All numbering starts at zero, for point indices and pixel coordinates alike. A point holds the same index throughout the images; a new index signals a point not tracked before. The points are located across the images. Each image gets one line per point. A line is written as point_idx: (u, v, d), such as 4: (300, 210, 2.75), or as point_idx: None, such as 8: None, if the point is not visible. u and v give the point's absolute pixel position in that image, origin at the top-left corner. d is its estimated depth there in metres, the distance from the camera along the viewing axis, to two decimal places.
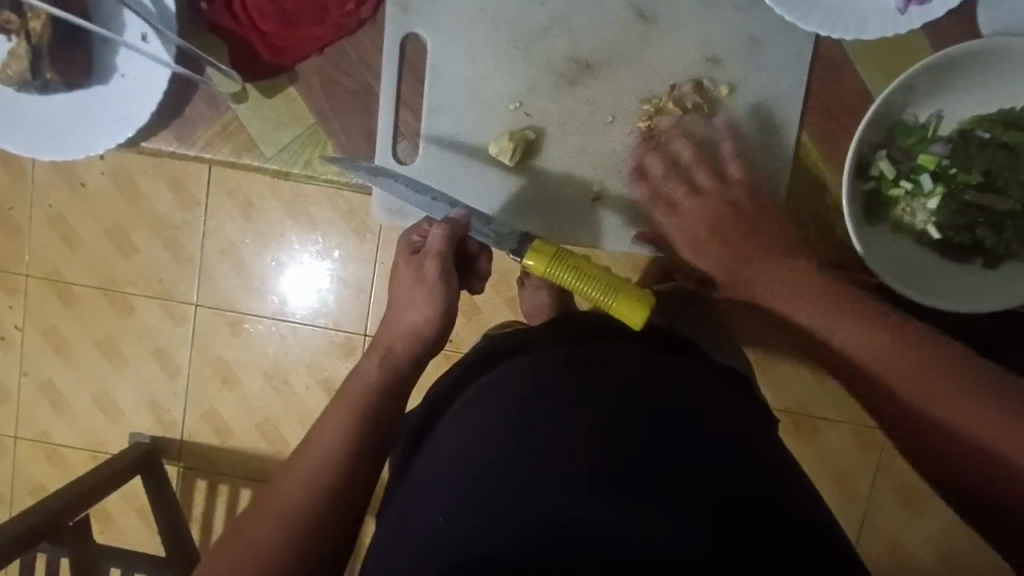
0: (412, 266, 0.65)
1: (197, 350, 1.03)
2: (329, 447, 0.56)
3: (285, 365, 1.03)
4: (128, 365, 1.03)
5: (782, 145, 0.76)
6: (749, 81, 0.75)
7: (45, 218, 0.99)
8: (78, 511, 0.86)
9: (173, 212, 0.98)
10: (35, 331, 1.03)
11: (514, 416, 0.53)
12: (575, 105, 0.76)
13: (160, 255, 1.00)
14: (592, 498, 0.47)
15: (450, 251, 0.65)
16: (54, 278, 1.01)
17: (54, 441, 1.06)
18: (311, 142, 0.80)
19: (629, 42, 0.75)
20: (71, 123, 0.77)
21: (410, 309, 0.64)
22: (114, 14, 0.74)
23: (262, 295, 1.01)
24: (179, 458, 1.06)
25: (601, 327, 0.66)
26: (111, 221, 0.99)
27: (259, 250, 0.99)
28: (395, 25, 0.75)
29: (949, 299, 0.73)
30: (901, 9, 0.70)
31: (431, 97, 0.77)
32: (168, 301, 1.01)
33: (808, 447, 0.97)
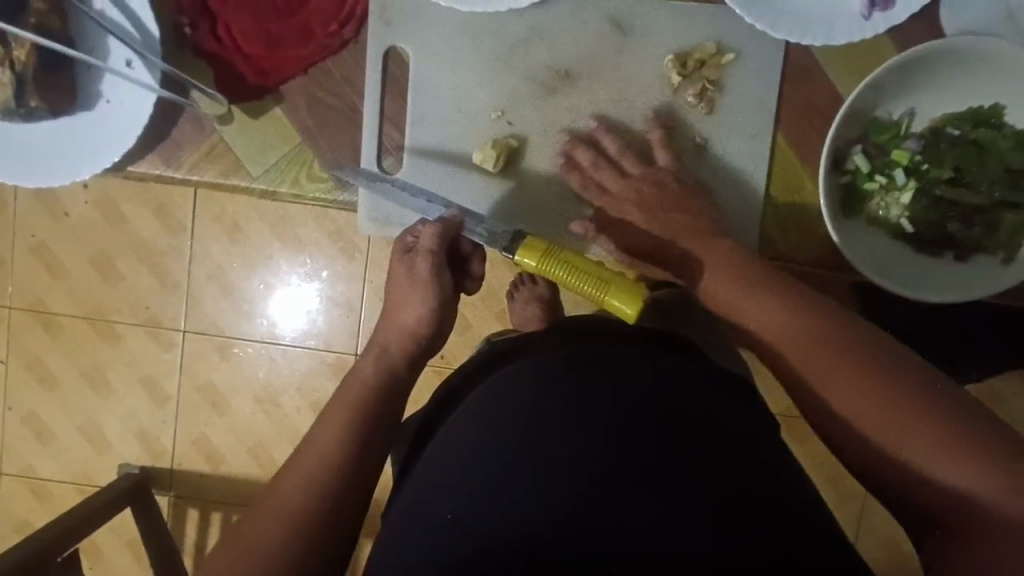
0: (405, 264, 0.66)
1: (186, 376, 1.02)
2: (319, 454, 0.56)
3: (276, 388, 1.02)
4: (115, 393, 1.03)
5: (758, 147, 0.78)
6: (725, 87, 0.77)
7: (28, 249, 0.99)
8: (70, 544, 0.84)
9: (159, 238, 0.98)
10: (19, 363, 1.02)
11: (517, 423, 0.53)
12: (557, 113, 0.78)
13: (146, 282, 1.00)
14: (602, 501, 0.49)
15: (441, 250, 0.66)
16: (37, 308, 1.01)
17: (40, 475, 1.04)
18: (297, 160, 0.81)
19: (608, 51, 0.77)
20: (54, 151, 0.77)
21: (405, 309, 0.65)
22: (98, 42, 0.75)
23: (250, 318, 1.01)
24: (169, 487, 1.05)
25: (598, 326, 0.66)
26: (95, 250, 0.99)
27: (246, 273, 0.99)
28: (378, 40, 0.77)
29: (928, 291, 0.75)
30: (866, 14, 0.73)
31: (415, 108, 0.78)
32: (155, 327, 1.01)
33: (803, 447, 0.98)
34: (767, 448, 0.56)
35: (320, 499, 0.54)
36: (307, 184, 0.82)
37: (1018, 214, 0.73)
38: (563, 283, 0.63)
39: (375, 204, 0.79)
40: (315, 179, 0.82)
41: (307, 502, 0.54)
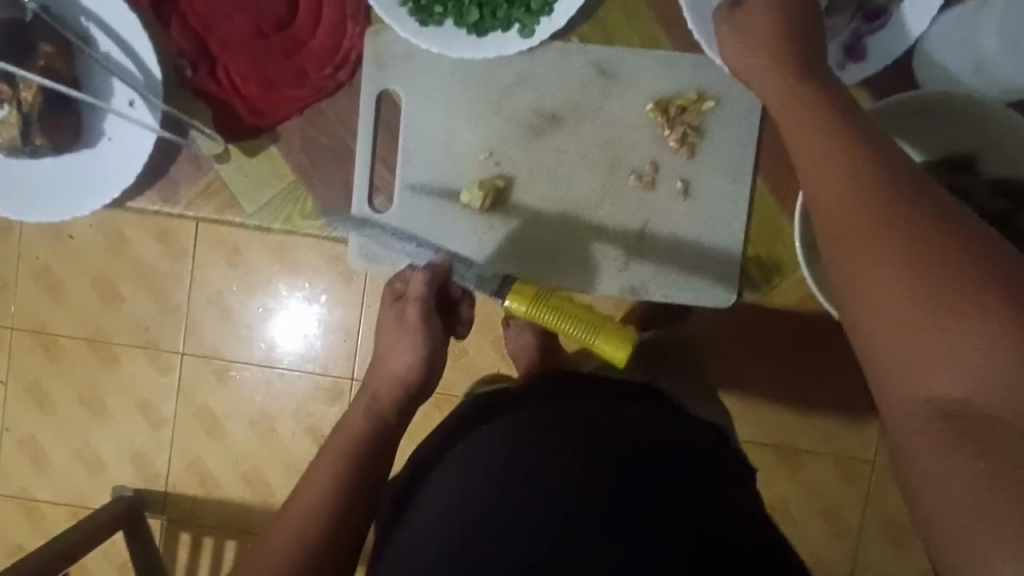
0: (394, 312, 0.64)
1: (182, 399, 1.03)
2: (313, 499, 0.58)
3: (271, 413, 1.03)
4: (112, 416, 1.04)
5: (738, 190, 0.80)
6: (705, 133, 0.79)
7: (32, 272, 1.01)
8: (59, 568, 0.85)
9: (161, 262, 1.00)
10: (19, 385, 1.04)
11: (500, 463, 0.56)
12: (543, 155, 0.80)
13: (147, 305, 1.01)
14: (577, 526, 0.50)
15: (432, 295, 0.65)
16: (39, 330, 1.03)
17: (34, 497, 1.05)
18: (291, 198, 0.83)
19: (592, 95, 0.79)
20: (56, 187, 0.80)
21: (396, 355, 0.64)
22: (103, 83, 0.78)
23: (249, 342, 1.02)
24: (162, 511, 1.05)
25: (579, 382, 0.68)
26: (98, 274, 1.01)
27: (245, 298, 1.01)
28: (370, 81, 0.79)
29: None
30: (841, 64, 0.75)
31: (406, 149, 0.80)
32: (154, 350, 1.02)
33: (790, 481, 0.91)
34: (735, 496, 0.58)
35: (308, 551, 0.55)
36: (300, 221, 0.84)
37: None
38: (553, 328, 0.63)
39: (364, 242, 0.81)
40: (307, 216, 0.84)
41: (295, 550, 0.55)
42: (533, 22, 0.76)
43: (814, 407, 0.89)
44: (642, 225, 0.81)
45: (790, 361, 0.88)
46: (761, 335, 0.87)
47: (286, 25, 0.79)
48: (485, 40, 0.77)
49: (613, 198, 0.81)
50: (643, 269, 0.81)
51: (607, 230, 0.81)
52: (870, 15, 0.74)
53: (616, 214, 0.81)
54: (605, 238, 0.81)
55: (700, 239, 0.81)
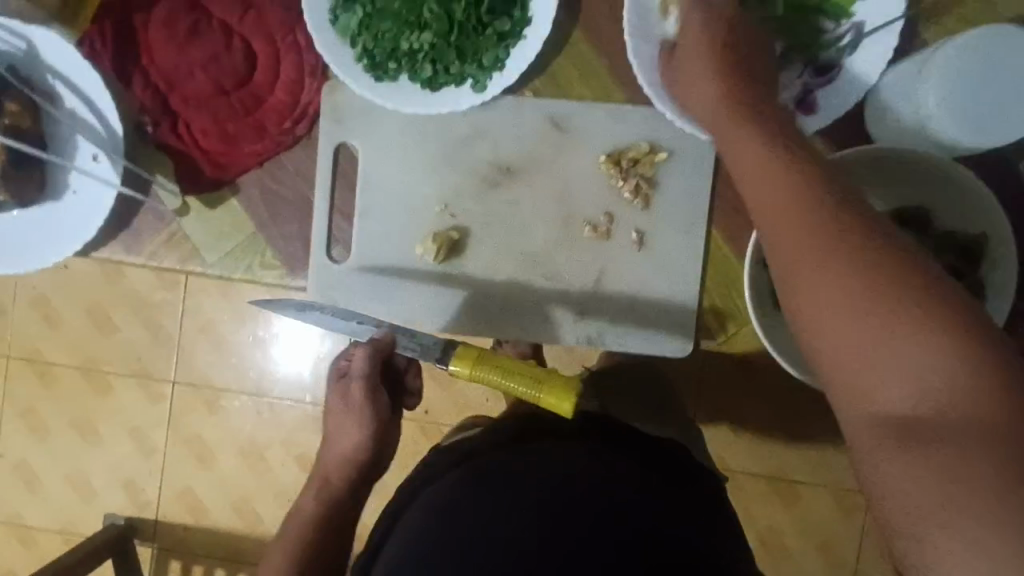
0: (341, 392, 0.65)
1: (173, 427, 1.04)
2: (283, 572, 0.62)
3: (261, 442, 1.04)
4: (104, 443, 1.05)
5: (692, 242, 0.80)
6: (659, 184, 0.79)
7: (29, 300, 1.02)
8: None
9: (154, 292, 1.01)
10: (14, 411, 1.05)
11: (454, 528, 0.54)
12: (498, 207, 0.81)
13: (139, 334, 1.02)
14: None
15: (375, 376, 0.65)
16: (34, 358, 1.04)
17: (26, 523, 1.06)
18: (251, 248, 0.84)
19: (546, 148, 0.80)
20: (24, 237, 0.81)
21: (347, 437, 0.65)
22: (67, 139, 0.80)
23: (241, 371, 1.03)
24: (153, 539, 1.06)
25: (541, 419, 0.66)
26: (92, 302, 1.02)
27: (237, 326, 1.02)
28: (327, 135, 0.80)
29: None
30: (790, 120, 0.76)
31: (363, 201, 0.82)
32: (145, 379, 1.03)
33: (787, 513, 0.89)
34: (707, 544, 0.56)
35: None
36: (260, 270, 0.84)
37: None
38: (501, 387, 0.62)
39: (323, 291, 0.82)
40: (267, 266, 0.84)
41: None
42: (485, 78, 0.77)
43: (812, 440, 0.87)
44: (596, 276, 0.81)
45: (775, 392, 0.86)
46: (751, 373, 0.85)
47: (246, 81, 0.81)
48: (438, 95, 0.78)
49: (567, 249, 0.81)
50: (599, 320, 0.81)
51: (562, 281, 0.81)
52: (822, 69, 0.75)
53: (571, 264, 0.81)
54: (560, 289, 0.81)
55: (655, 289, 0.81)
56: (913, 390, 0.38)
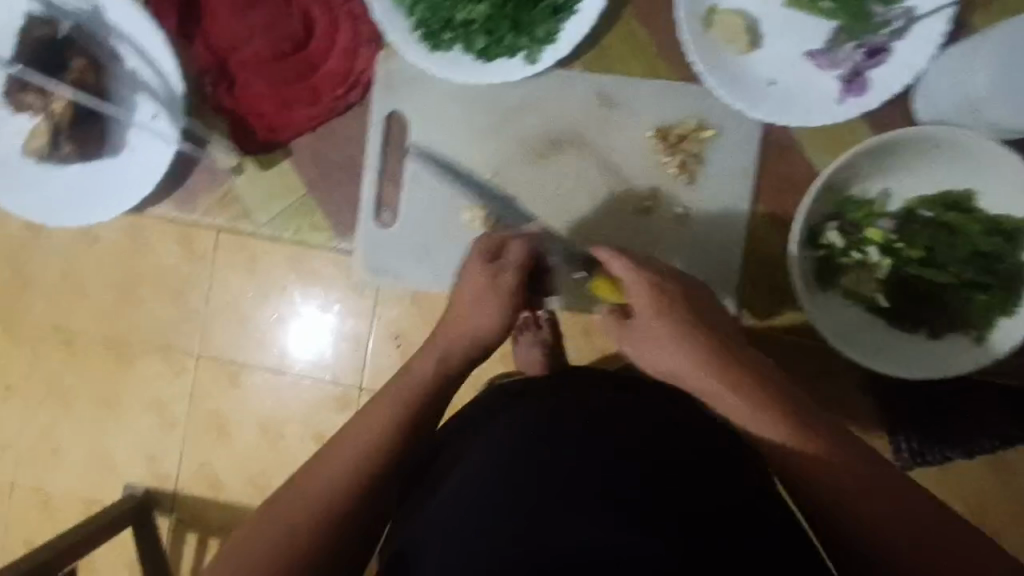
0: (488, 273, 0.66)
1: (194, 400, 1.01)
2: (301, 496, 0.54)
3: (280, 419, 0.99)
4: (125, 414, 1.02)
5: (734, 219, 0.81)
6: (706, 160, 0.81)
7: (58, 271, 1.01)
8: (67, 562, 0.85)
9: (181, 264, 0.97)
10: (38, 380, 1.03)
11: (508, 436, 0.57)
12: (545, 178, 0.83)
13: (163, 306, 0.99)
14: (571, 491, 0.51)
15: (512, 267, 0.67)
16: (60, 328, 1.02)
17: (47, 491, 1.04)
18: (300, 212, 0.88)
19: (594, 121, 0.82)
20: (84, 191, 0.84)
21: (474, 314, 0.65)
22: (127, 95, 0.82)
23: (262, 347, 0.98)
24: (171, 510, 1.03)
25: (590, 376, 0.67)
26: (120, 275, 0.99)
27: (259, 303, 0.97)
28: (381, 103, 0.83)
29: (896, 366, 0.77)
30: (840, 98, 0.77)
31: (412, 168, 0.83)
32: (168, 351, 1.00)
33: None
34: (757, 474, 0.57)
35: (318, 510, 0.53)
36: (308, 232, 0.90)
37: (988, 294, 0.75)
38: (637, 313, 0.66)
39: (371, 253, 0.84)
40: (316, 229, 0.89)
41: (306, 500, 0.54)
42: (538, 50, 0.79)
43: None
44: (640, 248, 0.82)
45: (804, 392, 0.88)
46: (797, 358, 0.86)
47: (302, 46, 0.84)
48: (490, 65, 0.79)
49: (613, 221, 0.82)
50: None
51: None
52: (873, 51, 0.76)
53: (616, 236, 0.82)
54: None
55: (696, 265, 0.82)
56: (879, 513, 0.50)
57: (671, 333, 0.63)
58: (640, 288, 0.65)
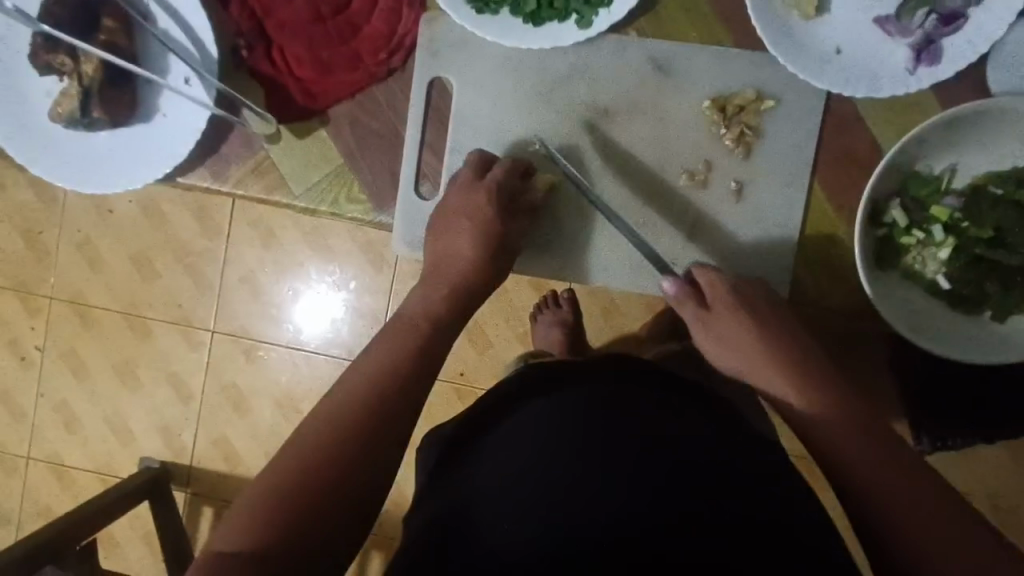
0: (465, 190, 0.74)
1: (212, 374, 0.99)
2: (305, 447, 0.52)
3: (296, 395, 0.98)
4: (144, 387, 1.01)
5: (793, 194, 0.78)
6: (763, 132, 0.78)
7: (72, 243, 0.98)
8: (86, 535, 0.84)
9: (195, 240, 0.95)
10: (55, 353, 1.01)
11: (535, 446, 0.54)
12: (593, 149, 0.79)
13: (181, 279, 0.97)
14: (599, 500, 0.51)
15: (503, 200, 0.74)
16: (76, 301, 0.99)
17: (64, 462, 1.03)
18: (338, 181, 0.85)
19: (646, 89, 0.78)
20: (112, 158, 0.81)
21: (459, 231, 0.73)
22: (160, 58, 0.79)
23: (277, 323, 0.97)
24: (186, 485, 1.01)
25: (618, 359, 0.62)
26: (137, 248, 0.97)
27: (277, 279, 0.96)
28: (423, 68, 0.79)
29: (956, 348, 0.74)
30: (911, 68, 0.73)
31: (455, 137, 0.80)
32: (186, 326, 0.98)
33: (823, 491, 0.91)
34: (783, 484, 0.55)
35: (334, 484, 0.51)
36: (345, 204, 0.86)
37: None
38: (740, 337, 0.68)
39: (411, 226, 0.81)
40: (354, 201, 0.85)
41: (306, 474, 0.50)
42: (591, 13, 0.75)
43: None
44: (690, 222, 0.79)
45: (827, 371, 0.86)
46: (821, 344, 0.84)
47: (342, 9, 0.80)
48: (540, 30, 0.76)
49: (664, 195, 0.79)
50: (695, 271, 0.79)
51: (654, 226, 0.79)
52: (948, 17, 0.71)
53: (667, 210, 0.79)
54: (650, 236, 0.79)
55: (751, 243, 0.79)
56: (912, 521, 0.49)
57: (745, 325, 0.67)
58: (710, 289, 0.70)
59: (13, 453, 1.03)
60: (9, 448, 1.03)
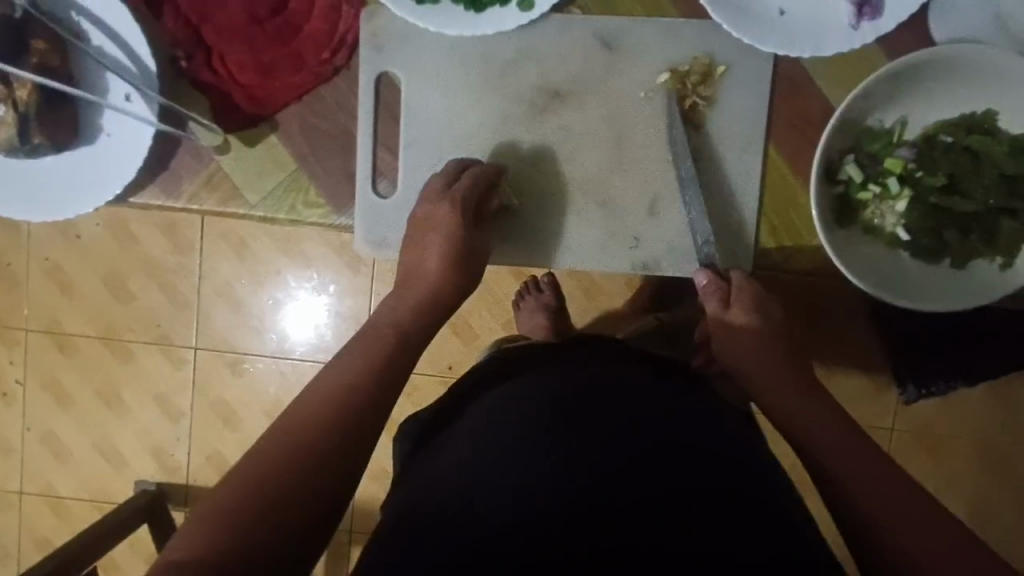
0: (433, 198, 0.73)
1: (199, 391, 0.98)
2: (291, 419, 0.51)
3: (287, 403, 0.97)
4: (129, 410, 0.99)
5: (750, 161, 0.78)
6: (715, 100, 0.77)
7: (42, 270, 0.96)
8: (88, 563, 0.83)
9: (168, 256, 0.93)
10: (36, 383, 0.99)
11: (512, 432, 0.54)
12: (548, 132, 0.79)
13: (156, 299, 0.95)
14: (578, 468, 0.50)
15: (466, 213, 0.72)
16: (53, 330, 0.97)
17: (57, 493, 1.01)
18: (294, 186, 0.84)
19: (595, 67, 0.78)
20: (63, 184, 0.80)
21: (428, 246, 0.71)
22: (97, 78, 0.78)
23: (260, 334, 0.96)
24: (185, 503, 1.00)
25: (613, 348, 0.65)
26: (108, 270, 0.95)
27: (255, 289, 0.94)
28: (367, 65, 0.78)
29: (919, 300, 0.75)
30: (854, 24, 0.73)
31: (407, 131, 0.79)
32: (167, 345, 0.96)
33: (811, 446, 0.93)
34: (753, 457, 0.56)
35: (308, 487, 0.47)
36: (304, 210, 0.85)
37: (1014, 221, 0.73)
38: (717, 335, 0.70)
39: (371, 226, 0.80)
40: (312, 205, 0.85)
41: (296, 449, 0.49)
42: None
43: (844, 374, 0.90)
44: (650, 197, 0.79)
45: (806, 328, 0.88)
46: (790, 302, 0.87)
47: (278, 10, 0.79)
48: (482, 15, 0.75)
49: (621, 172, 0.79)
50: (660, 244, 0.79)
51: (615, 205, 0.79)
52: None
53: (625, 187, 0.79)
54: (613, 215, 0.79)
55: (711, 213, 0.79)
56: (870, 492, 0.51)
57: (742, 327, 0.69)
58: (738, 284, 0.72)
59: (5, 489, 1.01)
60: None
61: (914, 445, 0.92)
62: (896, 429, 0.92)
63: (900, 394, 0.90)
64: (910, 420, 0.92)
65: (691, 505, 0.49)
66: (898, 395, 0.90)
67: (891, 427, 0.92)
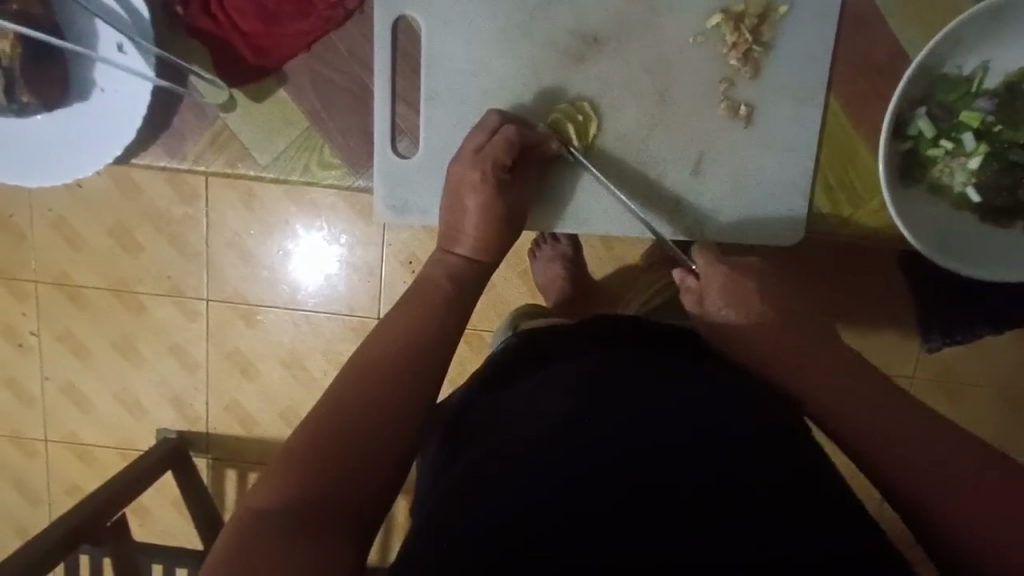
0: (481, 144, 0.67)
1: (214, 342, 0.94)
2: (341, 392, 0.48)
3: (302, 352, 0.94)
4: (147, 361, 0.96)
5: (806, 112, 0.71)
6: (772, 45, 0.70)
7: (47, 222, 0.91)
8: (114, 510, 0.82)
9: (174, 206, 0.88)
10: (51, 335, 0.95)
11: (551, 418, 0.48)
12: (584, 83, 0.71)
13: (165, 250, 0.90)
14: (621, 459, 0.44)
15: (507, 155, 0.66)
16: (63, 281, 0.93)
17: (82, 441, 0.99)
18: (307, 145, 0.82)
19: (639, 8, 0.69)
20: (57, 140, 0.74)
21: (467, 200, 0.66)
22: (86, 28, 0.72)
23: (272, 284, 0.91)
24: (207, 450, 0.99)
25: (665, 334, 0.59)
26: (113, 220, 0.89)
27: (264, 240, 0.89)
28: (384, 6, 0.70)
29: (994, 269, 0.68)
30: None
31: (427, 82, 0.71)
32: (180, 297, 0.92)
33: None
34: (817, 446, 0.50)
35: (374, 454, 0.46)
36: (319, 170, 0.83)
37: None
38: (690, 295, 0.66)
39: (389, 188, 0.74)
40: (327, 165, 0.83)
41: (342, 424, 0.46)
42: None
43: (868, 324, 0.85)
44: (696, 154, 0.72)
45: (832, 275, 0.83)
46: (810, 259, 0.82)
47: None
48: None
49: (661, 127, 0.72)
50: (702, 210, 0.73)
51: (652, 166, 0.72)
52: None
53: (667, 146, 0.72)
54: (652, 177, 0.72)
55: (759, 171, 0.72)
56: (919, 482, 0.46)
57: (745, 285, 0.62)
58: (718, 279, 0.63)
59: (30, 438, 0.99)
60: (23, 433, 0.99)
61: (933, 391, 0.88)
62: (918, 377, 0.88)
63: (924, 341, 0.85)
64: (929, 368, 0.87)
65: (757, 491, 0.43)
66: (922, 343, 0.86)
67: (913, 375, 0.88)
